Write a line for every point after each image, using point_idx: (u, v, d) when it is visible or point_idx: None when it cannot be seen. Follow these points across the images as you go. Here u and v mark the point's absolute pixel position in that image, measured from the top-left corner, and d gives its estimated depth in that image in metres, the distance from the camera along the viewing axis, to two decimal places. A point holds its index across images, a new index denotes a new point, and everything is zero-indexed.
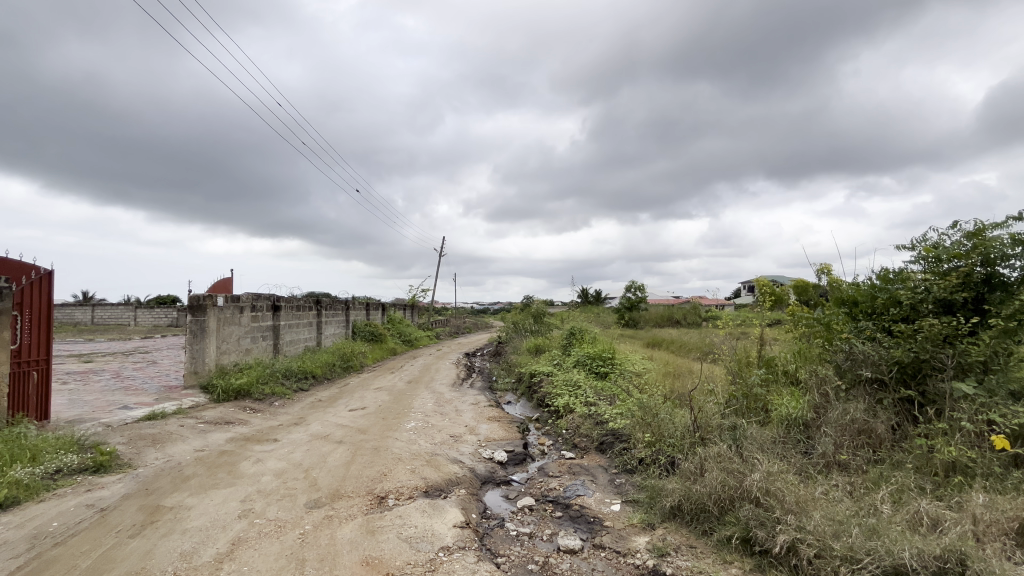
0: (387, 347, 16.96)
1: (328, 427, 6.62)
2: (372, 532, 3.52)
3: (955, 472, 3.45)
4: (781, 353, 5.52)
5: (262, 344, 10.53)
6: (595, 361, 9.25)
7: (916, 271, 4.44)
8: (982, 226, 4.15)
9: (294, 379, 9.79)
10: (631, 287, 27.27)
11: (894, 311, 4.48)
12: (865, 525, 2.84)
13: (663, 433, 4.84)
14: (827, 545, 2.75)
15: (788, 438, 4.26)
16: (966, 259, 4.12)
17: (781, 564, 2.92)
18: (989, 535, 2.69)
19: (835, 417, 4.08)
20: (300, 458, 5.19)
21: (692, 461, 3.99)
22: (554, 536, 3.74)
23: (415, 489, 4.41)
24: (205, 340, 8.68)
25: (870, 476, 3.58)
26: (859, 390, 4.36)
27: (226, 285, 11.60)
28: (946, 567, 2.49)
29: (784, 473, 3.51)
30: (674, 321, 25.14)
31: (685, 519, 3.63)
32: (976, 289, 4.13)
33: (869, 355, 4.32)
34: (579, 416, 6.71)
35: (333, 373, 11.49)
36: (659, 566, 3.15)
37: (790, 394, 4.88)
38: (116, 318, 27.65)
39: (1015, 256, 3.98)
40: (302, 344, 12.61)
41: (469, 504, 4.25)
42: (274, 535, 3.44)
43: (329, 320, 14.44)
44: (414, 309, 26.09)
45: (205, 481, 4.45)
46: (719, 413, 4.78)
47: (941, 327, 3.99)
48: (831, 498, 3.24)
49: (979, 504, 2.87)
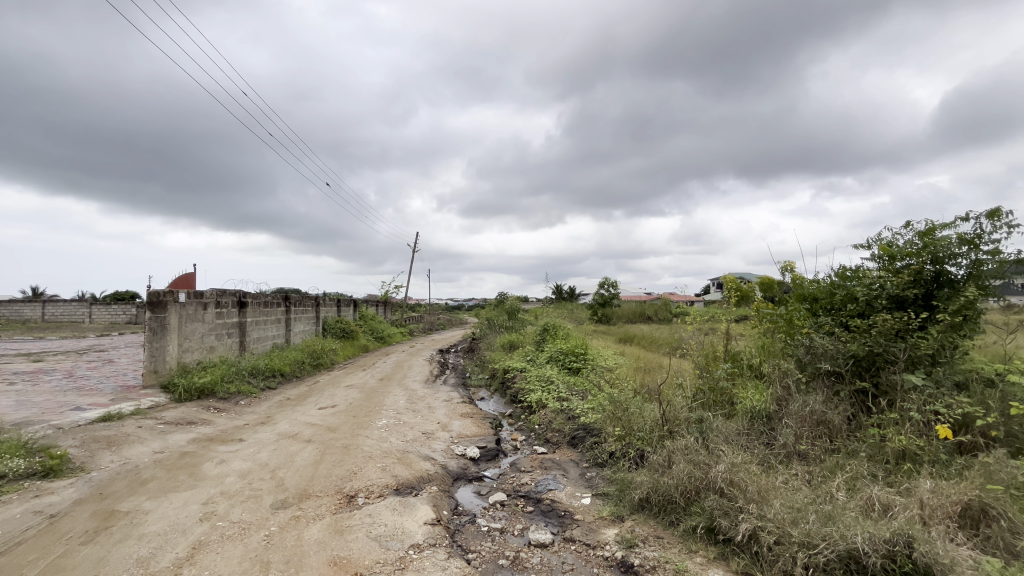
0: (359, 344, 16.69)
1: (297, 426, 6.47)
2: (340, 532, 3.46)
3: (905, 460, 3.63)
4: (747, 348, 5.68)
5: (227, 342, 10.19)
6: (568, 357, 9.35)
7: (871, 269, 4.64)
8: (932, 226, 4.36)
9: (261, 377, 9.52)
10: (603, 283, 27.76)
11: (851, 307, 4.67)
12: (821, 511, 2.95)
13: (633, 427, 4.93)
14: (786, 532, 2.86)
15: (752, 430, 4.40)
16: (917, 258, 4.33)
17: (743, 552, 3.02)
18: (934, 519, 2.85)
19: (795, 408, 4.24)
20: (267, 458, 5.06)
21: (660, 454, 4.07)
22: (525, 530, 3.77)
23: (386, 487, 4.36)
24: (165, 338, 8.34)
25: (828, 465, 3.72)
26: (818, 383, 4.54)
27: (189, 281, 11.18)
28: (895, 549, 2.61)
29: (747, 464, 3.61)
30: (645, 317, 25.55)
31: (653, 510, 3.71)
32: (926, 286, 4.35)
33: (827, 349, 4.49)
34: (552, 411, 6.77)
35: (303, 371, 11.21)
36: (628, 557, 3.20)
37: (754, 386, 5.03)
38: (70, 315, 26.33)
39: (961, 255, 4.22)
40: (270, 341, 12.26)
41: (441, 501, 4.23)
42: (237, 537, 3.34)
43: (298, 317, 14.09)
44: (387, 306, 25.73)
45: (164, 484, 4.28)
46: (687, 406, 4.89)
47: (894, 322, 4.19)
48: (791, 486, 3.36)
49: (926, 489, 3.01)
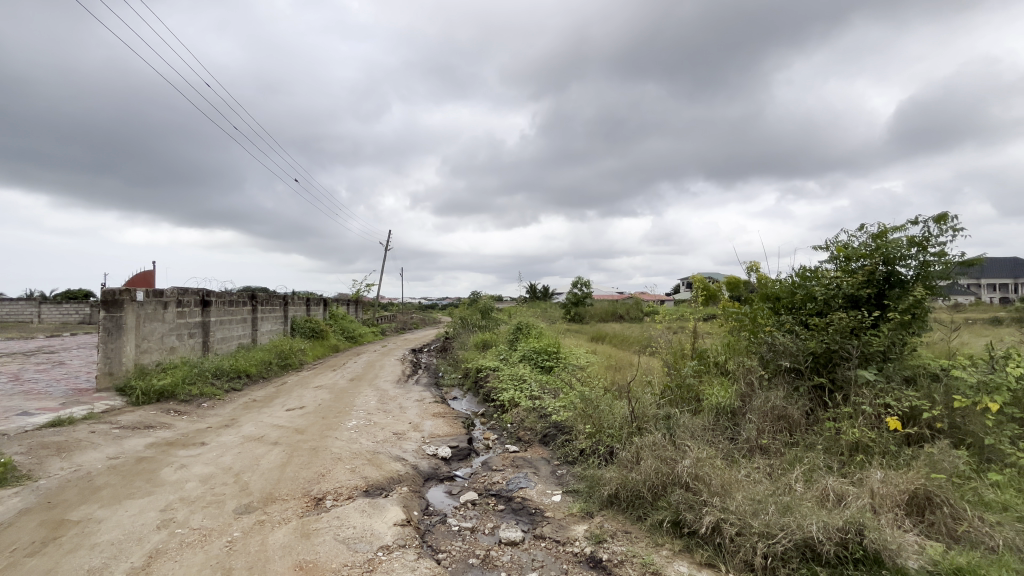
0: (329, 344, 16.34)
1: (263, 428, 6.29)
2: (307, 536, 3.39)
3: (858, 452, 3.81)
4: (713, 345, 5.84)
5: (188, 343, 9.80)
6: (541, 355, 9.42)
7: (829, 269, 4.83)
8: (884, 229, 4.59)
9: (225, 379, 9.21)
10: (576, 283, 28.05)
11: (810, 306, 4.85)
12: (780, 502, 3.07)
13: (603, 424, 5.00)
14: (747, 523, 2.96)
15: (716, 425, 4.53)
16: (870, 259, 4.55)
17: (707, 544, 3.11)
18: (884, 507, 3.00)
19: (758, 404, 4.39)
20: (230, 462, 4.90)
21: (629, 450, 4.15)
22: (496, 529, 3.78)
23: (355, 489, 4.29)
24: (121, 338, 7.97)
25: (787, 458, 3.87)
26: (779, 379, 4.71)
27: (147, 279, 10.71)
28: (847, 537, 2.74)
29: (711, 458, 3.72)
30: (616, 316, 25.92)
31: (621, 506, 3.77)
32: (878, 286, 4.58)
33: (788, 346, 4.67)
34: (524, 410, 6.80)
35: (270, 372, 10.91)
36: (597, 553, 3.25)
37: (719, 383, 5.18)
38: (17, 315, 24.84)
39: (910, 257, 4.46)
40: (235, 341, 11.87)
41: (411, 502, 4.19)
42: (198, 544, 3.23)
43: (265, 317, 13.69)
44: (358, 305, 25.31)
45: (119, 491, 4.09)
46: (655, 403, 5.00)
47: (849, 320, 4.39)
48: (752, 479, 3.48)
49: (877, 479, 3.17)
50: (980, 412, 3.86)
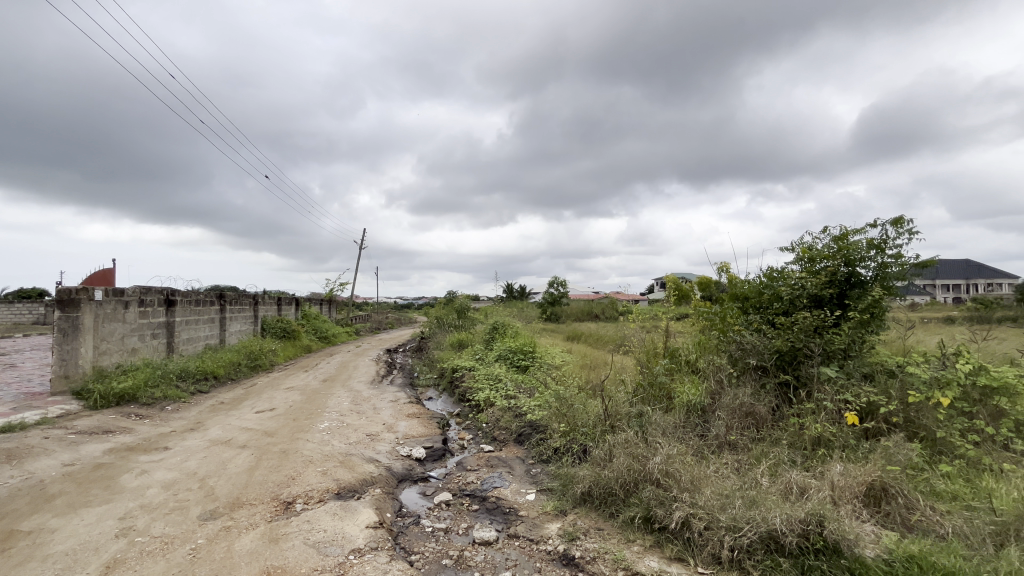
0: (301, 344, 15.99)
1: (231, 431, 6.12)
2: (275, 541, 3.31)
3: (820, 446, 3.96)
4: (684, 344, 5.97)
5: (151, 344, 9.44)
6: (517, 354, 9.44)
7: (794, 270, 4.99)
8: (845, 232, 4.77)
9: (191, 381, 8.91)
10: (553, 283, 28.22)
11: (777, 305, 5.00)
12: (747, 496, 3.16)
13: (577, 423, 5.05)
14: (715, 517, 3.04)
15: (687, 422, 4.63)
16: (833, 260, 4.71)
17: (676, 538, 3.17)
18: (843, 498, 3.12)
19: (726, 401, 4.50)
20: (195, 467, 4.75)
21: (602, 448, 4.20)
22: (470, 529, 3.77)
23: (326, 491, 4.22)
24: (78, 339, 7.61)
25: (754, 453, 3.98)
26: (747, 376, 4.85)
27: (107, 277, 10.27)
28: (808, 528, 2.84)
29: (681, 455, 3.79)
30: (592, 316, 26.18)
31: (594, 503, 3.81)
32: (840, 286, 4.75)
33: (755, 345, 4.80)
34: (499, 409, 6.80)
35: (239, 373, 10.60)
36: (569, 550, 3.28)
37: (690, 380, 5.29)
38: None
39: (870, 258, 4.64)
40: (202, 342, 11.50)
41: (384, 503, 4.14)
42: (159, 552, 3.12)
43: (234, 317, 13.30)
44: (332, 305, 24.86)
45: (74, 499, 3.91)
46: (628, 401, 5.07)
47: (813, 319, 4.55)
48: (720, 474, 3.57)
49: (837, 472, 3.29)
50: (933, 406, 4.06)
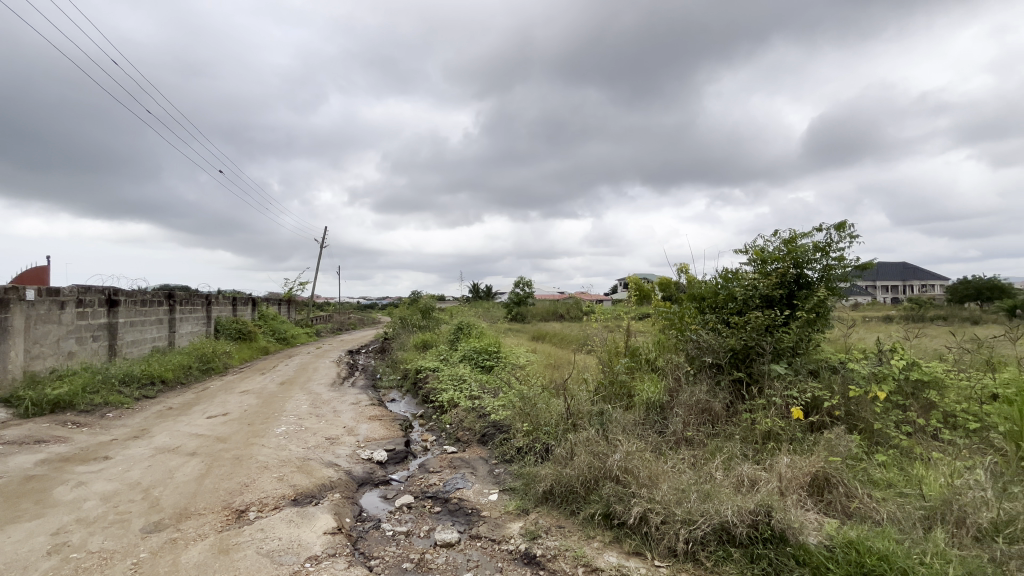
0: (258, 346, 15.39)
1: (179, 438, 5.82)
2: (225, 552, 3.17)
3: (770, 440, 4.14)
4: (645, 343, 6.12)
5: (91, 346, 8.85)
6: (481, 355, 9.43)
7: (747, 271, 5.20)
8: (794, 235, 5.01)
9: (136, 386, 8.42)
10: (519, 283, 28.38)
11: (731, 305, 5.20)
12: (701, 490, 3.27)
13: (540, 422, 5.10)
14: (671, 511, 3.13)
15: (646, 420, 4.75)
16: (782, 262, 4.95)
17: (635, 533, 3.24)
18: (790, 489, 3.28)
19: (684, 398, 4.64)
20: (139, 476, 4.49)
21: (564, 447, 4.24)
22: (431, 531, 3.72)
23: (282, 498, 4.07)
24: (7, 343, 7.02)
25: (709, 449, 4.13)
26: (703, 374, 5.02)
27: (40, 276, 9.56)
28: (758, 519, 2.96)
29: (640, 451, 3.89)
30: (557, 316, 26.47)
31: (556, 502, 3.85)
32: (789, 287, 4.99)
33: (710, 344, 4.98)
34: (463, 410, 6.77)
35: (190, 377, 10.11)
36: (530, 549, 3.30)
37: (649, 378, 5.43)
38: None
39: (816, 260, 4.90)
40: (148, 344, 10.88)
41: (343, 508, 4.04)
42: (97, 569, 2.93)
43: (184, 317, 12.67)
44: (291, 305, 24.08)
45: (1, 515, 3.62)
46: (589, 400, 5.15)
47: (764, 318, 4.76)
48: (678, 470, 3.68)
49: (784, 464, 3.46)
50: (871, 400, 4.33)
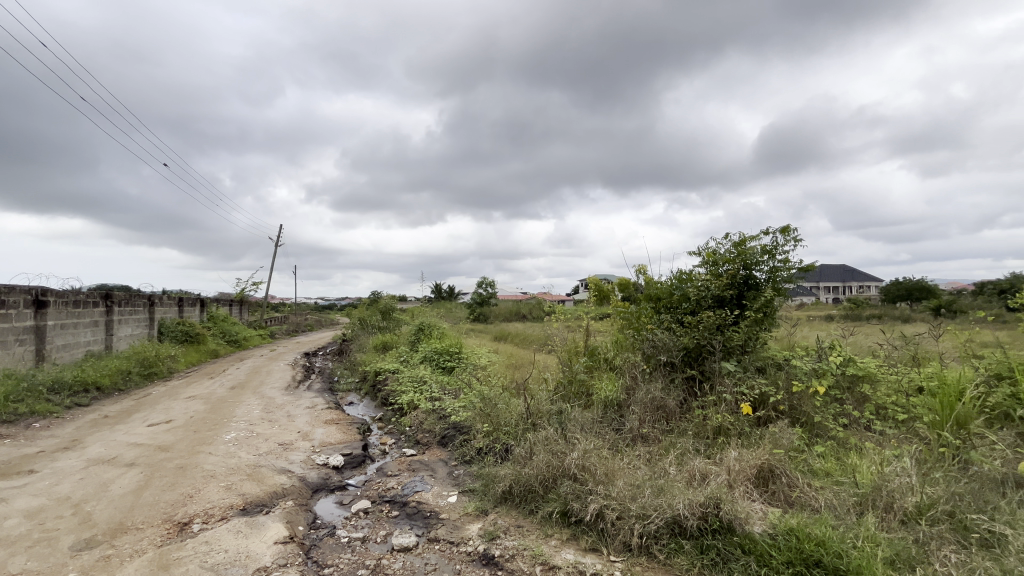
0: (206, 348, 14.64)
1: (115, 448, 5.45)
2: (166, 567, 3.00)
3: (720, 434, 4.32)
4: (603, 343, 6.24)
5: (15, 351, 8.16)
6: (442, 356, 9.35)
7: (700, 272, 5.38)
8: (743, 238, 5.23)
9: (67, 393, 7.83)
10: (481, 283, 28.37)
11: (685, 305, 5.38)
12: (655, 485, 3.36)
13: (500, 422, 5.10)
14: (626, 507, 3.21)
15: (604, 418, 4.84)
16: (733, 264, 5.16)
17: (591, 530, 3.29)
18: (738, 481, 3.42)
19: (640, 396, 4.76)
20: (70, 490, 4.18)
21: (523, 446, 4.26)
22: (388, 536, 3.65)
23: (230, 508, 3.89)
24: None
25: (663, 444, 4.25)
26: (658, 372, 5.17)
27: None
28: (708, 511, 3.07)
29: (598, 449, 3.96)
30: (520, 316, 26.60)
31: (515, 501, 3.87)
32: (739, 288, 5.21)
33: (665, 343, 5.14)
34: (423, 412, 6.68)
35: (129, 383, 9.49)
36: (489, 549, 3.29)
37: (607, 377, 5.54)
38: None
39: (763, 262, 5.14)
40: (82, 348, 10.15)
41: (296, 516, 3.90)
42: None
43: (124, 319, 11.90)
44: (243, 306, 23.07)
45: None
46: (549, 399, 5.21)
47: (715, 318, 4.96)
48: (633, 466, 3.77)
49: (733, 457, 3.61)
50: (812, 395, 4.58)
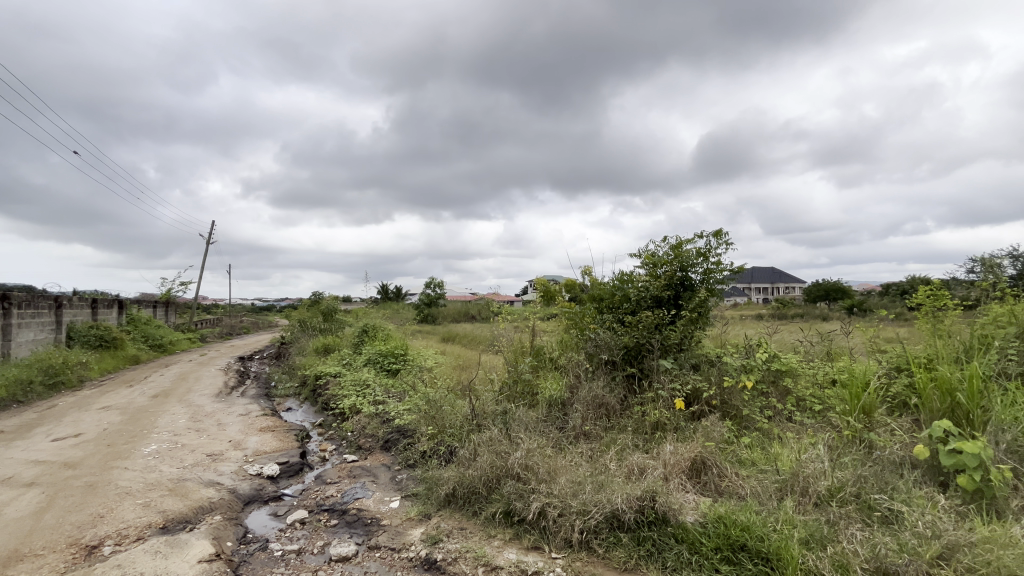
0: (125, 353, 13.48)
1: (11, 467, 4.88)
2: None
3: (658, 430, 4.50)
4: (549, 343, 6.33)
5: None
6: (386, 358, 9.12)
7: (640, 274, 5.57)
8: (680, 241, 5.46)
9: None
10: (428, 283, 28.07)
11: (626, 305, 5.56)
12: (596, 481, 3.45)
13: (444, 424, 5.04)
14: (567, 504, 3.27)
15: (549, 416, 4.91)
16: (670, 266, 5.38)
17: (534, 528, 3.33)
18: (673, 473, 3.58)
19: (583, 394, 4.87)
20: None
21: (468, 448, 4.24)
22: (326, 546, 3.51)
23: (148, 526, 3.59)
24: None
25: (604, 441, 4.37)
26: (600, 370, 5.31)
27: None
28: (645, 504, 3.19)
29: (541, 447, 4.00)
30: (468, 316, 26.54)
31: (458, 504, 3.83)
32: (676, 289, 5.45)
33: (607, 342, 5.29)
34: (366, 417, 6.48)
35: (31, 394, 8.55)
36: (431, 554, 3.24)
37: (552, 376, 5.62)
38: None
39: (698, 265, 5.40)
40: None
41: (224, 531, 3.66)
42: None
43: (26, 323, 10.73)
44: (169, 308, 21.43)
45: None
46: (494, 400, 5.21)
47: (653, 318, 5.16)
48: (575, 463, 3.85)
49: (668, 451, 3.77)
50: (741, 389, 4.87)
